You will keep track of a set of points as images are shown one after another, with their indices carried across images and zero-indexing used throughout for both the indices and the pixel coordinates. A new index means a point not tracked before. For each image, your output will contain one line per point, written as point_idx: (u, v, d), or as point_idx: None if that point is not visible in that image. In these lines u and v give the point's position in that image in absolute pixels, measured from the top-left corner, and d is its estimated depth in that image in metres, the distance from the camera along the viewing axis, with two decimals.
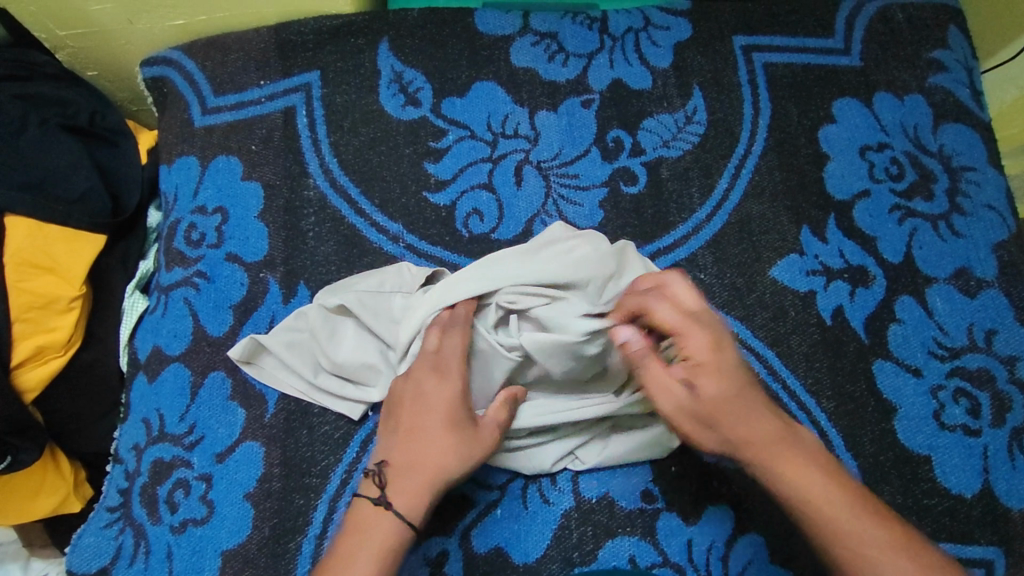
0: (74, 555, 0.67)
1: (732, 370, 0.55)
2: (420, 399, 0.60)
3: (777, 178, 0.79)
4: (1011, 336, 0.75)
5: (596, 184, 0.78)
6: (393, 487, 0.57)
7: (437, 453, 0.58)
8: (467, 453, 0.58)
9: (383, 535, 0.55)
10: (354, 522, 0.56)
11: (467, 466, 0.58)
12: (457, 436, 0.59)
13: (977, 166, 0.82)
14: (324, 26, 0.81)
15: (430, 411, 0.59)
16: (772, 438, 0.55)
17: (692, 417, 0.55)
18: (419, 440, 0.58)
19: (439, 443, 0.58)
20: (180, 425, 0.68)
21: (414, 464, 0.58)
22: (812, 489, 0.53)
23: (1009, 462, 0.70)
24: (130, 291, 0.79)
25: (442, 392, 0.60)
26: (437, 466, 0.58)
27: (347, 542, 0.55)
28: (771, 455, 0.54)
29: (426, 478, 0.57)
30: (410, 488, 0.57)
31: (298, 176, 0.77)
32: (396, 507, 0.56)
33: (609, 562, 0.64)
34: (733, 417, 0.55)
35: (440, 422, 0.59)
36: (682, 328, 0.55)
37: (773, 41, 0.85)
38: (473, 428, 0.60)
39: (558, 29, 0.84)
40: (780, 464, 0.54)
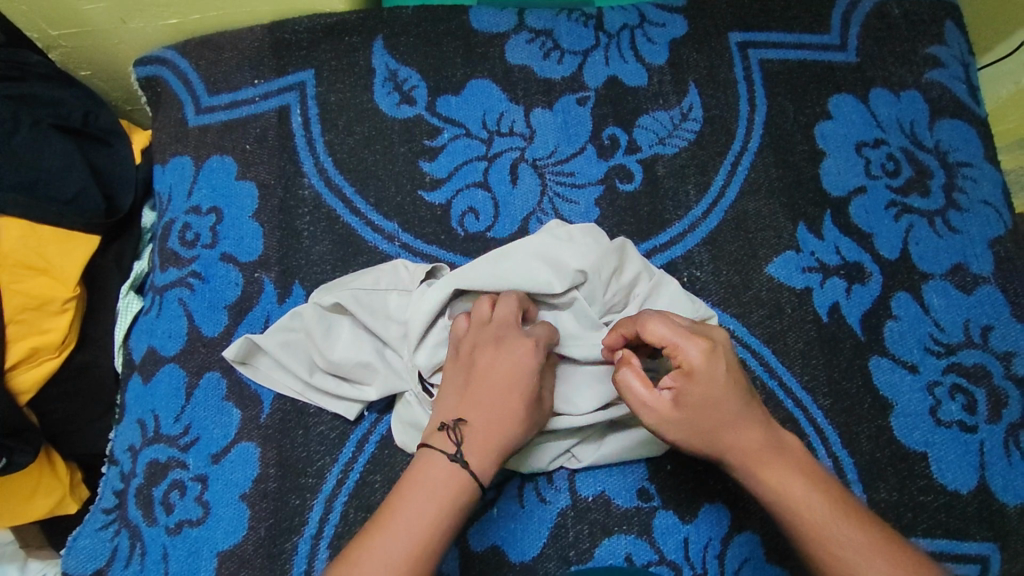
0: (69, 557, 0.67)
1: (720, 383, 0.55)
2: (500, 366, 0.58)
3: (773, 175, 0.79)
4: (1007, 332, 0.75)
5: (592, 182, 0.78)
6: (471, 447, 0.55)
7: (515, 424, 0.57)
8: (532, 430, 0.58)
9: (456, 495, 0.52)
10: (417, 484, 0.53)
11: (530, 438, 0.59)
12: (532, 410, 0.58)
13: (974, 161, 0.81)
14: (318, 25, 0.81)
15: (516, 380, 0.58)
16: (760, 448, 0.55)
17: (682, 426, 0.56)
18: (502, 405, 0.57)
19: (519, 414, 0.57)
20: (175, 426, 0.68)
21: (493, 429, 0.56)
22: (795, 497, 0.54)
23: (1005, 458, 0.70)
24: (124, 292, 0.78)
25: (525, 361, 0.59)
26: (513, 436, 0.57)
27: (417, 507, 0.51)
28: (759, 461, 0.55)
29: (500, 445, 0.56)
30: (489, 454, 0.55)
31: (293, 175, 0.77)
32: (473, 469, 0.54)
33: (606, 560, 0.64)
34: (720, 423, 0.55)
35: (521, 392, 0.58)
36: (675, 343, 0.55)
37: (769, 37, 0.85)
38: (539, 405, 0.59)
39: (553, 26, 0.84)
40: (765, 469, 0.55)
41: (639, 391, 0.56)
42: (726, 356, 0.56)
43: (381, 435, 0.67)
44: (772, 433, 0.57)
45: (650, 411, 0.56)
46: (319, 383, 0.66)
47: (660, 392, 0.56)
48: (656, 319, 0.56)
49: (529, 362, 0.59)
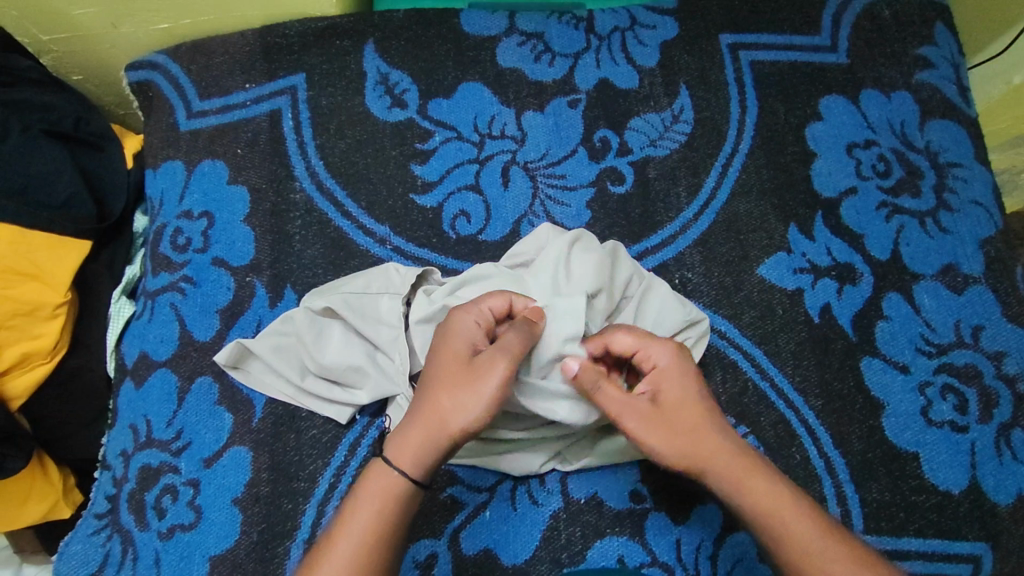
0: (61, 563, 0.67)
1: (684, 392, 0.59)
2: (433, 350, 0.59)
3: (764, 177, 0.79)
4: (998, 332, 0.75)
5: (583, 185, 0.78)
6: (396, 435, 0.56)
7: (440, 398, 0.56)
8: (459, 391, 0.55)
9: (376, 480, 0.54)
10: (361, 486, 0.54)
11: (470, 404, 0.55)
12: (454, 374, 0.56)
13: (964, 162, 0.82)
14: (309, 29, 0.81)
15: (441, 357, 0.58)
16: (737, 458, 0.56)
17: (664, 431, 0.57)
18: (424, 385, 0.57)
19: (439, 383, 0.56)
20: (167, 431, 0.68)
21: (419, 411, 0.56)
22: (778, 507, 0.54)
23: (997, 457, 0.70)
24: (115, 297, 0.78)
25: (447, 335, 0.59)
26: (433, 407, 0.55)
27: (355, 507, 0.53)
28: (744, 470, 0.56)
29: (423, 420, 0.55)
30: (409, 438, 0.55)
31: (284, 179, 0.77)
32: (387, 453, 0.55)
33: (598, 562, 0.64)
34: (706, 431, 0.57)
35: (440, 364, 0.57)
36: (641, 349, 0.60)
37: (760, 38, 0.85)
38: (471, 366, 0.57)
39: (544, 29, 0.84)
40: (749, 479, 0.56)
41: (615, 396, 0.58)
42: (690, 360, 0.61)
43: (373, 438, 0.67)
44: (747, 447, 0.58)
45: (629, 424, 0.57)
46: (310, 387, 0.66)
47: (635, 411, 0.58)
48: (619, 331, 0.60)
49: (454, 335, 0.59)
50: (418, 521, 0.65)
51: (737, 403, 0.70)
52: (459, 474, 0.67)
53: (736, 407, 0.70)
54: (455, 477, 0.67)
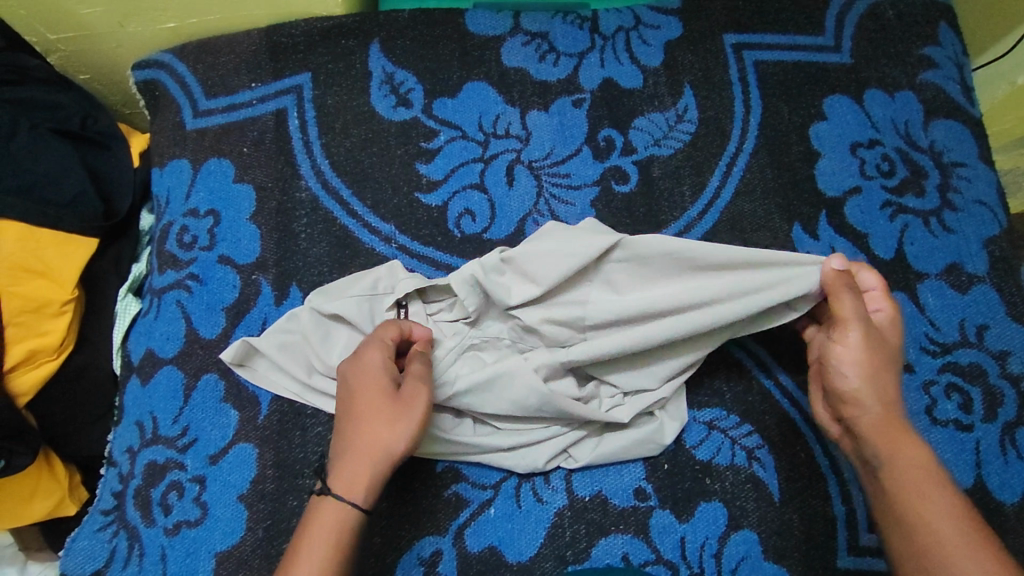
0: (67, 559, 0.67)
1: (896, 344, 0.62)
2: (352, 387, 0.58)
3: (768, 176, 0.79)
4: (1002, 331, 0.75)
5: (588, 183, 0.78)
6: (333, 474, 0.55)
7: (373, 431, 0.56)
8: (393, 421, 0.56)
9: (325, 519, 0.53)
10: (307, 525, 0.54)
11: (406, 432, 0.56)
12: (383, 407, 0.57)
13: (969, 161, 0.82)
14: (315, 28, 0.81)
15: (363, 392, 0.58)
16: (892, 422, 0.58)
17: (858, 365, 0.59)
18: (351, 421, 0.57)
19: (369, 416, 0.56)
20: (173, 427, 0.68)
21: (354, 447, 0.56)
22: (905, 469, 0.56)
23: (1001, 456, 0.70)
24: (122, 294, 0.79)
25: (363, 369, 0.59)
26: (371, 441, 0.55)
27: (303, 549, 0.52)
28: (897, 431, 0.58)
29: (362, 455, 0.55)
30: (351, 474, 0.55)
31: (290, 178, 0.77)
32: (333, 492, 0.54)
33: (603, 560, 0.64)
34: (882, 386, 0.59)
35: (366, 397, 0.57)
36: (873, 295, 0.62)
37: (764, 38, 0.85)
38: (398, 397, 0.57)
39: (548, 29, 0.84)
40: (901, 441, 0.58)
41: (844, 308, 0.59)
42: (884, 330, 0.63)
43: None
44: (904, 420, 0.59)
45: (841, 339, 0.60)
46: (317, 384, 0.67)
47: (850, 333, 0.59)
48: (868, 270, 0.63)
49: (370, 370, 0.59)
50: (423, 517, 0.65)
51: (742, 401, 0.70)
52: (464, 471, 0.67)
53: (741, 405, 0.70)
54: (460, 474, 0.67)
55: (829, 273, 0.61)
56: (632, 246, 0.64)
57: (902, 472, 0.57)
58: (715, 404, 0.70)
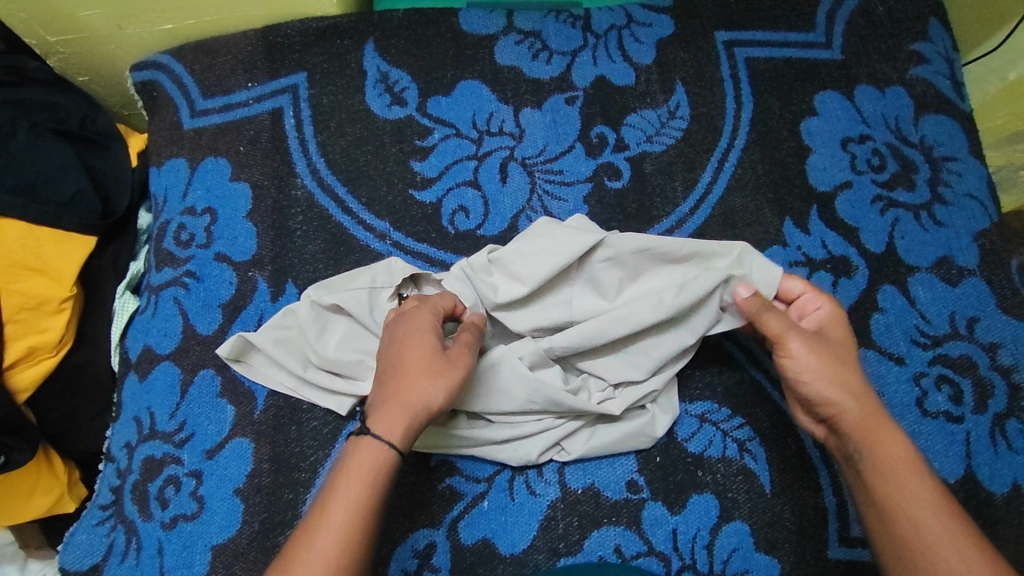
0: (66, 553, 0.68)
1: (843, 341, 0.62)
2: (400, 341, 0.59)
3: (759, 171, 0.80)
4: (993, 324, 0.75)
5: (581, 180, 0.79)
6: (375, 417, 0.55)
7: (422, 383, 0.56)
8: (443, 376, 0.57)
9: (366, 459, 0.53)
10: (345, 467, 0.53)
11: (452, 388, 0.57)
12: (435, 360, 0.58)
13: (959, 156, 0.82)
14: (310, 28, 0.82)
15: (411, 346, 0.58)
16: (871, 417, 0.58)
17: (816, 368, 0.59)
18: (400, 370, 0.57)
19: (421, 366, 0.57)
20: (170, 423, 0.69)
21: (397, 396, 0.56)
22: (887, 462, 0.56)
23: (992, 448, 0.71)
24: (120, 292, 0.79)
25: (417, 324, 0.60)
26: (420, 389, 0.56)
27: (338, 488, 0.52)
28: (878, 423, 0.58)
29: (409, 402, 0.56)
30: (395, 419, 0.55)
31: (286, 176, 0.78)
32: (376, 432, 0.54)
33: (595, 552, 0.65)
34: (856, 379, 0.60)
35: (421, 348, 0.58)
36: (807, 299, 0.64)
37: (755, 35, 0.86)
38: (448, 355, 0.59)
39: (541, 27, 0.85)
40: (882, 431, 0.58)
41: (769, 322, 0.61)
42: None
43: None
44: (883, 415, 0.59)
45: (785, 353, 0.60)
46: (312, 378, 0.67)
47: (795, 341, 0.60)
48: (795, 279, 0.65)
49: (417, 330, 0.60)
50: (417, 510, 0.66)
51: (733, 394, 0.70)
52: (458, 465, 0.68)
53: (732, 399, 0.70)
54: (454, 467, 0.67)
55: (741, 301, 0.62)
56: (615, 245, 0.65)
57: (883, 463, 0.56)
58: (706, 397, 0.70)
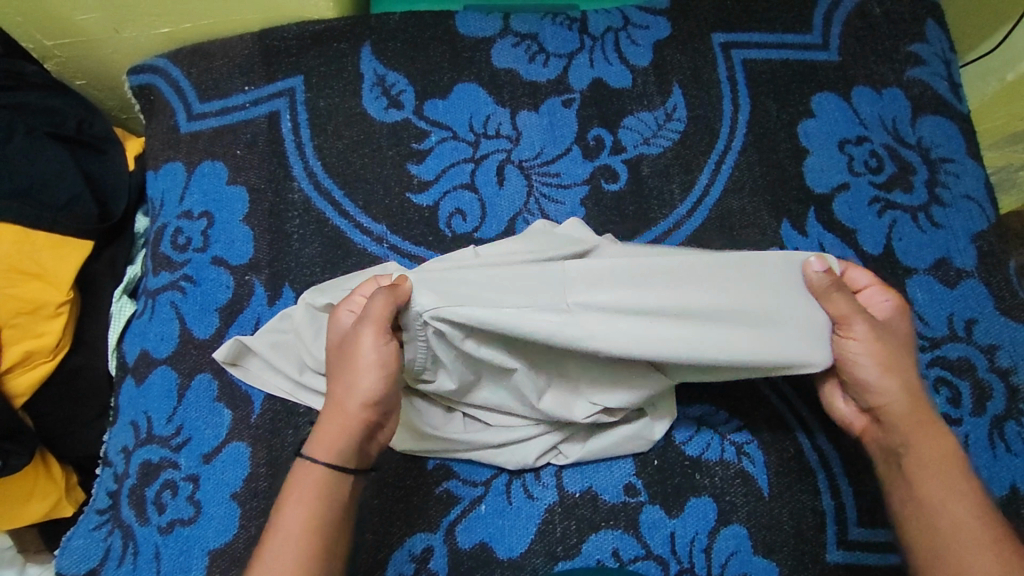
0: (63, 558, 0.68)
1: (902, 330, 0.60)
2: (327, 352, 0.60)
3: (757, 173, 0.80)
4: (991, 326, 0.75)
5: (578, 182, 0.79)
6: (312, 432, 0.58)
7: (334, 386, 0.57)
8: (345, 371, 0.57)
9: (297, 475, 0.55)
10: (288, 486, 0.56)
11: (359, 379, 0.56)
12: (341, 357, 0.57)
13: (956, 157, 0.82)
14: (307, 32, 0.82)
15: (330, 350, 0.59)
16: (918, 414, 0.57)
17: (876, 356, 0.58)
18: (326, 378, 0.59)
19: (334, 369, 0.58)
20: (167, 427, 0.69)
21: (324, 410, 0.57)
22: (927, 459, 0.56)
23: (990, 450, 0.71)
24: (117, 295, 0.80)
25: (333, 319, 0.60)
26: (334, 393, 0.57)
27: (284, 501, 0.55)
28: (923, 421, 0.57)
29: (328, 409, 0.57)
30: (317, 430, 0.56)
31: (282, 179, 0.78)
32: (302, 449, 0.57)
33: (593, 555, 0.65)
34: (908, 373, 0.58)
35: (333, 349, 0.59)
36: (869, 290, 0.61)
37: (752, 37, 0.86)
38: (349, 343, 0.57)
39: (538, 30, 0.85)
40: (924, 429, 0.57)
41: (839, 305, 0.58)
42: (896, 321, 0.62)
43: None
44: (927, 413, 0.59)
45: (850, 335, 0.58)
46: (309, 382, 0.66)
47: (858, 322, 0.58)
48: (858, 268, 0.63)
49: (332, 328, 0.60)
50: (414, 514, 0.66)
51: (731, 397, 0.70)
52: (455, 468, 0.68)
53: (729, 401, 0.70)
54: (451, 471, 0.67)
55: (812, 276, 0.60)
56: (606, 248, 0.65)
57: (925, 460, 0.56)
58: (704, 400, 0.70)
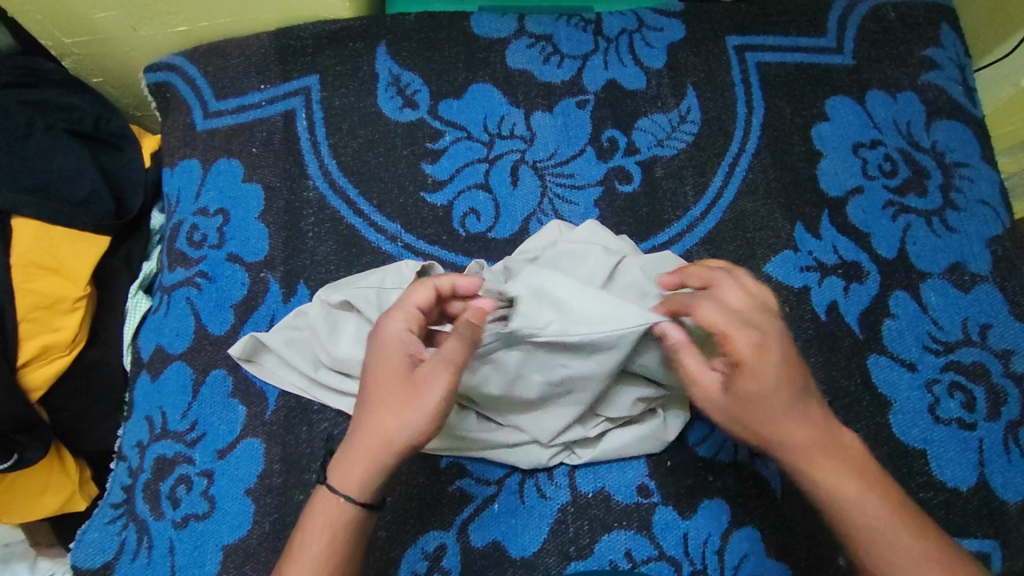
0: (77, 551, 0.67)
1: (773, 376, 0.55)
2: (366, 368, 0.58)
3: (770, 176, 0.80)
4: (1005, 330, 0.75)
5: (592, 183, 0.79)
6: (338, 461, 0.56)
7: (382, 418, 0.55)
8: (402, 407, 0.55)
9: (325, 512, 0.55)
10: (309, 520, 0.55)
11: (417, 419, 0.54)
12: (398, 390, 0.56)
13: (971, 162, 0.82)
14: (323, 31, 0.83)
15: (378, 372, 0.57)
16: (808, 448, 0.55)
17: (733, 405, 0.56)
18: (366, 404, 0.56)
19: (383, 400, 0.56)
20: (182, 422, 0.69)
21: (359, 436, 0.56)
22: (838, 489, 0.54)
23: (1005, 455, 0.70)
24: (133, 292, 0.80)
25: (385, 338, 0.58)
26: (381, 427, 0.55)
27: (306, 538, 0.54)
28: (812, 457, 0.54)
29: (370, 443, 0.55)
30: (354, 461, 0.55)
31: (298, 177, 0.78)
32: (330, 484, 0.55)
33: (606, 556, 0.65)
34: (770, 409, 0.55)
35: (384, 376, 0.57)
36: (731, 329, 0.55)
37: (766, 40, 0.86)
38: (413, 378, 0.56)
39: (553, 31, 0.85)
40: (818, 465, 0.54)
41: (691, 367, 0.57)
42: (779, 345, 0.56)
43: None
44: (836, 432, 0.56)
45: (701, 381, 0.57)
46: (323, 379, 0.67)
47: (710, 369, 0.57)
48: (733, 284, 0.59)
49: (386, 349, 0.58)
50: (428, 512, 0.66)
51: None
52: (468, 467, 0.68)
53: None
54: (464, 470, 0.68)
55: None
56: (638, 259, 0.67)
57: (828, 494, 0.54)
58: None
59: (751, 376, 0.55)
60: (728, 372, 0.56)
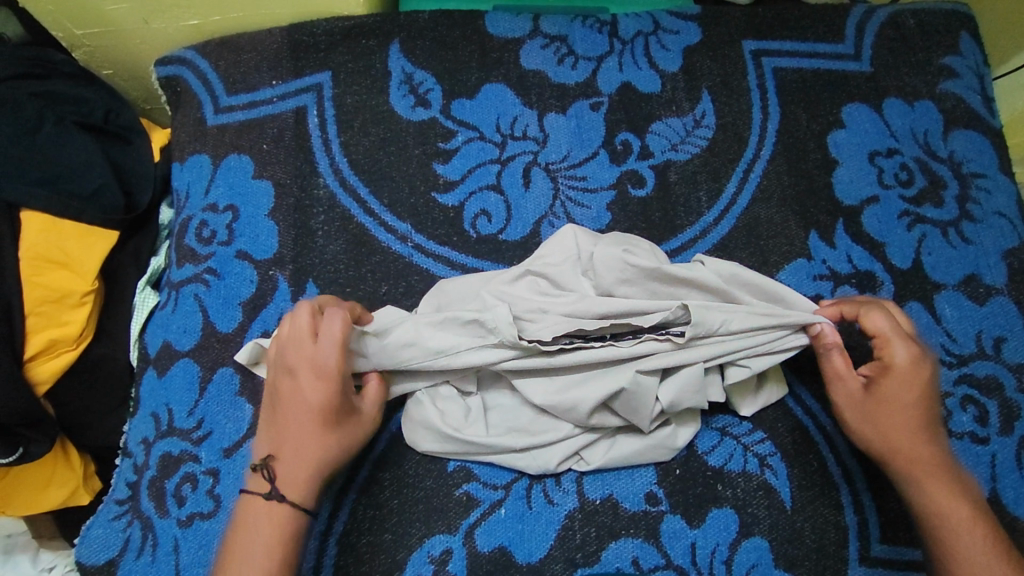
0: (82, 546, 0.67)
1: (912, 387, 0.61)
2: (296, 396, 0.60)
3: (785, 183, 0.79)
4: (1020, 344, 0.74)
5: (604, 187, 0.79)
6: (280, 479, 0.59)
7: (323, 443, 0.60)
8: (343, 436, 0.62)
9: (274, 524, 0.58)
10: (253, 528, 0.57)
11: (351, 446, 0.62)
12: (337, 422, 0.61)
13: (988, 173, 0.81)
14: (336, 27, 0.82)
15: (313, 400, 0.60)
16: (922, 467, 0.60)
17: (864, 412, 0.62)
18: (305, 431, 0.60)
19: (323, 429, 0.60)
20: (188, 420, 0.69)
21: (296, 460, 0.60)
22: (942, 508, 0.59)
23: (1017, 470, 0.70)
24: (141, 287, 0.79)
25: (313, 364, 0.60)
26: (323, 452, 0.60)
27: (255, 540, 0.56)
28: (926, 472, 0.60)
29: (310, 464, 0.60)
30: (300, 481, 0.59)
31: (308, 175, 0.78)
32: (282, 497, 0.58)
33: (613, 563, 0.64)
34: (895, 422, 0.61)
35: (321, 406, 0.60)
36: (891, 338, 0.62)
37: (783, 46, 0.85)
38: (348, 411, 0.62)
39: (567, 32, 0.85)
40: (930, 481, 0.60)
41: (838, 367, 0.64)
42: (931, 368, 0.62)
43: (391, 434, 0.69)
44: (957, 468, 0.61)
45: (840, 381, 0.64)
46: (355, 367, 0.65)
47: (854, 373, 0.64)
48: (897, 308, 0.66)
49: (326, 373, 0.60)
50: (434, 515, 0.66)
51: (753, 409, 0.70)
52: (475, 470, 0.67)
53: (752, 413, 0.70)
54: (471, 474, 0.67)
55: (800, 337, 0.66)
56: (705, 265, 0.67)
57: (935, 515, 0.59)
58: (726, 410, 0.70)
59: (891, 385, 0.62)
60: (873, 375, 0.63)
